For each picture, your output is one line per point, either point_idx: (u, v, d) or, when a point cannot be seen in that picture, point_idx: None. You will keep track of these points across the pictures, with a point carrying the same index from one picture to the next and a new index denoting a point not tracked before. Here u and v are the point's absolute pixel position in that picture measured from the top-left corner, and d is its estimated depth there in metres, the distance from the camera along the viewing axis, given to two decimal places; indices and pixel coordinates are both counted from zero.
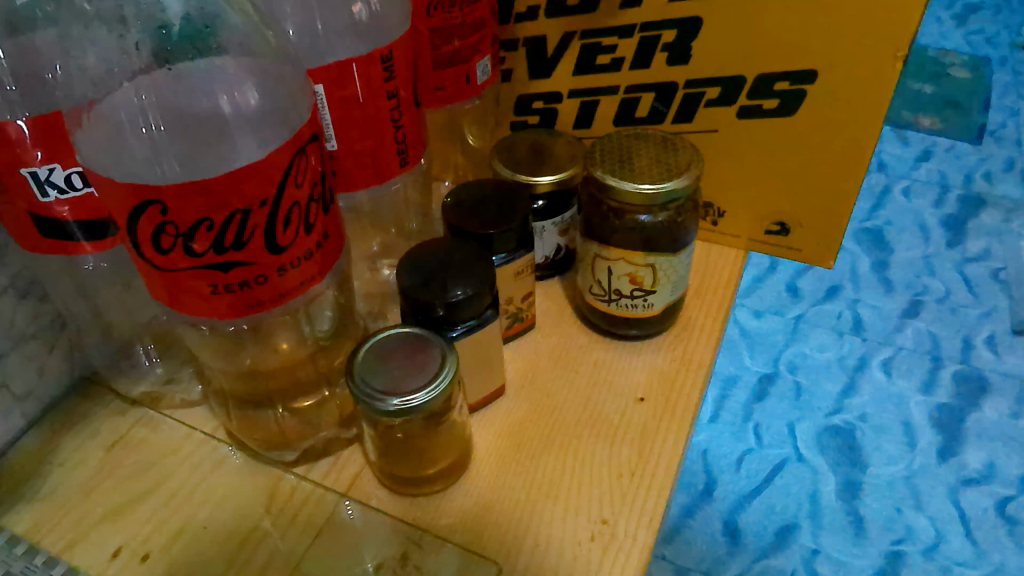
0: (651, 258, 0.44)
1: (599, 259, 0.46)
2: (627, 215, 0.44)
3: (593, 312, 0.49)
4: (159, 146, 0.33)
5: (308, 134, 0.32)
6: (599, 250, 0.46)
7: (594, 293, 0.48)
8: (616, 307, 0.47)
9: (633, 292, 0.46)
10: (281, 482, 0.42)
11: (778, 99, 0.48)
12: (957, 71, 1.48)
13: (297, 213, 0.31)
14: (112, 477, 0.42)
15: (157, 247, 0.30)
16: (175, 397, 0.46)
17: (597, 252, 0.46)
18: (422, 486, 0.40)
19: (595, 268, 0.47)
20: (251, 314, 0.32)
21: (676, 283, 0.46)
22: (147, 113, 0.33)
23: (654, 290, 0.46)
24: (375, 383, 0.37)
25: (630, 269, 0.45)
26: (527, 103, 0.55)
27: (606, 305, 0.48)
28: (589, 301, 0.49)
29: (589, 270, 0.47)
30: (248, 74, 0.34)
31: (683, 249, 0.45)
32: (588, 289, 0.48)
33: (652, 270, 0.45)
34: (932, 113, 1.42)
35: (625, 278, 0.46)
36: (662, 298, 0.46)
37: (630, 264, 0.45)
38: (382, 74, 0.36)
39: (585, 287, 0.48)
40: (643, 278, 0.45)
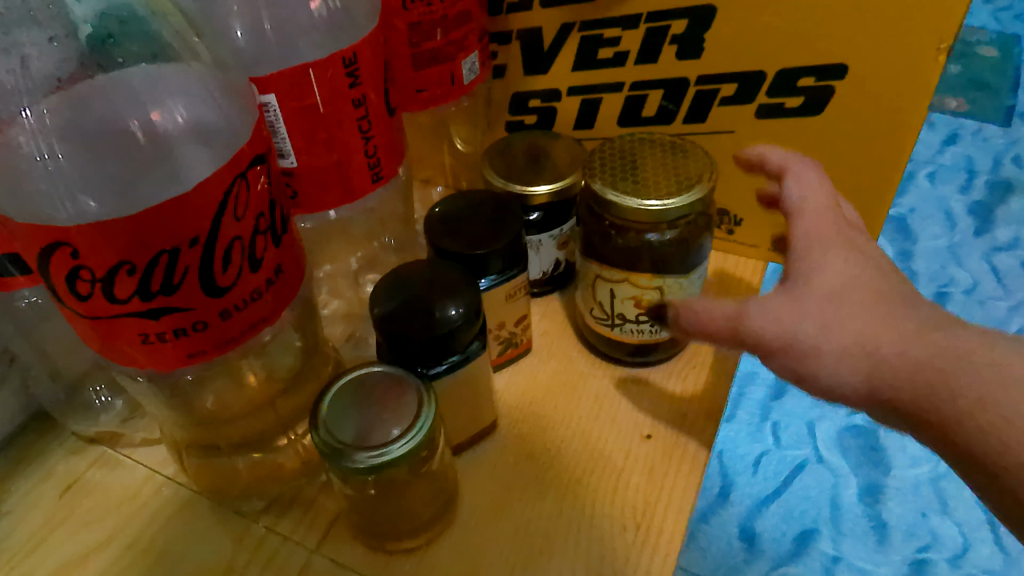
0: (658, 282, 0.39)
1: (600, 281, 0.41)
2: (630, 232, 0.39)
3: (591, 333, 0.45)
4: (68, 179, 0.27)
5: (251, 155, 0.27)
6: (598, 271, 0.41)
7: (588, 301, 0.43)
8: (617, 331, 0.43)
9: (635, 317, 0.41)
10: (247, 532, 0.37)
11: (802, 96, 0.43)
12: (985, 49, 1.41)
13: (239, 249, 0.27)
14: (65, 525, 0.38)
15: (75, 293, 0.25)
16: (136, 435, 0.42)
17: (597, 272, 0.41)
18: (398, 542, 0.36)
19: (594, 292, 0.42)
20: (192, 363, 0.28)
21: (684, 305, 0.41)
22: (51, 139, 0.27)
23: None
24: (341, 435, 0.32)
25: (635, 292, 0.40)
26: (521, 102, 0.50)
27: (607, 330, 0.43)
28: (587, 323, 0.44)
29: (587, 293, 0.43)
30: (175, 88, 0.29)
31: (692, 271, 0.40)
32: (586, 312, 0.44)
33: (658, 293, 0.40)
34: (958, 94, 1.35)
35: (629, 302, 0.41)
36: None
37: (632, 287, 0.40)
38: (345, 81, 0.32)
39: (584, 310, 0.44)
40: (648, 302, 0.40)
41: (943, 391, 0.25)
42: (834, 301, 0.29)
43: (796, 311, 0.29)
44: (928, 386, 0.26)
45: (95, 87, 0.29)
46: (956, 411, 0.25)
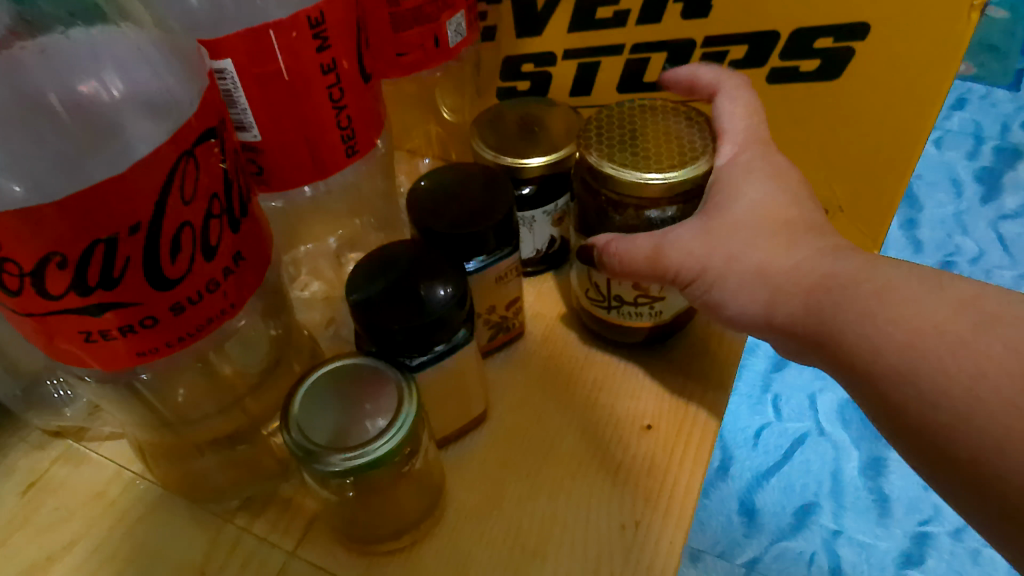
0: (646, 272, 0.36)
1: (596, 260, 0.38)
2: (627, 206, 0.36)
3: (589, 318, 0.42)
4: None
5: (199, 128, 0.24)
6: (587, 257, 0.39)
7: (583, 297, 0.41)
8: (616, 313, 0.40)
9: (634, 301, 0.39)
10: (221, 533, 0.35)
11: (819, 59, 0.39)
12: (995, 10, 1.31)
13: (189, 237, 0.24)
14: (26, 528, 0.36)
15: (5, 289, 0.23)
16: (102, 429, 0.39)
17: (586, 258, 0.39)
18: (379, 544, 0.34)
19: (591, 273, 0.39)
20: (145, 362, 0.25)
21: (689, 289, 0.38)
22: None
23: (663, 298, 0.38)
24: (315, 436, 0.30)
25: None
26: (513, 67, 0.47)
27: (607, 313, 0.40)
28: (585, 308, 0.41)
29: (581, 278, 0.40)
30: (106, 56, 0.26)
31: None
32: (585, 297, 0.41)
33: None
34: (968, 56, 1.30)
35: (627, 284, 0.38)
36: (673, 305, 0.39)
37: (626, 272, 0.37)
38: (311, 43, 0.28)
39: (581, 295, 0.41)
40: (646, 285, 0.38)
41: (847, 310, 0.27)
42: (740, 230, 0.31)
43: (709, 240, 0.32)
44: (828, 304, 0.27)
45: (8, 58, 0.25)
46: (856, 322, 0.26)
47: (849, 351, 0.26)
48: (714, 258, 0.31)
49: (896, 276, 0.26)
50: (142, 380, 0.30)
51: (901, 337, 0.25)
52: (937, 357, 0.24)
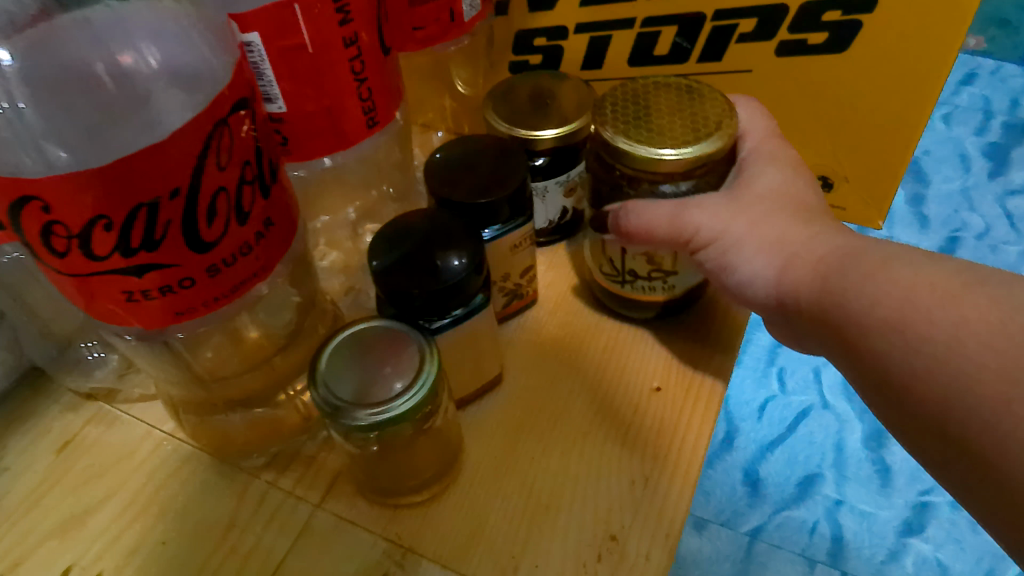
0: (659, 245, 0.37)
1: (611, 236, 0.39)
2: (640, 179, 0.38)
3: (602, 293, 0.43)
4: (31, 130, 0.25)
5: (233, 98, 0.25)
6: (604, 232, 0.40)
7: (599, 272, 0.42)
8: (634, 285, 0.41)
9: (650, 276, 0.40)
10: (248, 489, 0.37)
11: (827, 32, 0.40)
12: None
13: (225, 201, 0.25)
14: (63, 483, 0.38)
15: (52, 250, 0.24)
16: (133, 390, 0.41)
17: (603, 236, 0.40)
18: (402, 497, 0.35)
19: (605, 246, 0.40)
20: (182, 322, 0.27)
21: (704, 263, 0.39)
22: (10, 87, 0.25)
23: (675, 271, 0.40)
24: (342, 393, 0.31)
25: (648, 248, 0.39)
26: (525, 40, 0.47)
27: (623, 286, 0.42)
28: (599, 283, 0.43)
29: (596, 255, 0.42)
30: (143, 28, 0.27)
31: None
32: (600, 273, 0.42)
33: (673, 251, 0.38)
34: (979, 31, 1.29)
35: (642, 258, 0.39)
36: (684, 279, 0.40)
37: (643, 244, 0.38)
38: (334, 17, 0.29)
39: (597, 272, 0.43)
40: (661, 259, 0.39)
41: (851, 272, 0.29)
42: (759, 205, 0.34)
43: (731, 214, 0.34)
44: (839, 270, 0.29)
45: (53, 28, 0.26)
46: (859, 280, 0.28)
47: (846, 314, 0.28)
48: (729, 227, 0.34)
49: (895, 250, 0.29)
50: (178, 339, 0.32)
51: (897, 299, 0.27)
52: (927, 313, 0.26)
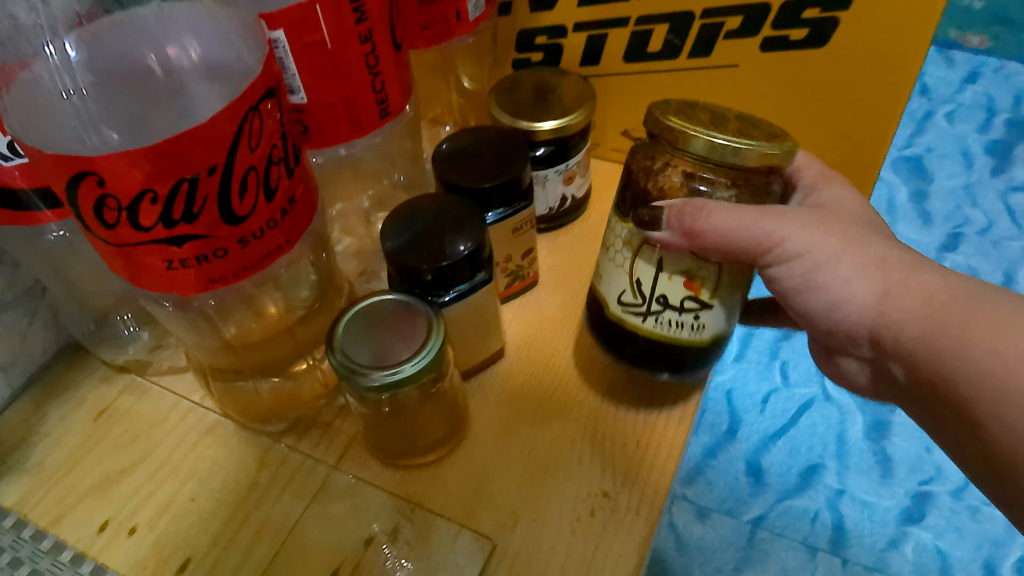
0: (693, 261, 0.34)
1: (646, 247, 0.34)
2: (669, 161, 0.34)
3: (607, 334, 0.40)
4: (90, 114, 0.28)
5: (263, 88, 0.28)
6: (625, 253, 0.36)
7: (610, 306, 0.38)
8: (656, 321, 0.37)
9: (681, 310, 0.35)
10: (270, 452, 0.40)
11: (808, 29, 0.43)
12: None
13: (254, 179, 0.28)
14: (100, 447, 0.41)
15: (102, 222, 0.27)
16: (163, 363, 0.44)
17: (630, 255, 0.35)
18: (414, 458, 0.39)
19: (634, 268, 0.36)
20: (214, 289, 0.30)
21: (735, 309, 0.35)
22: (72, 75, 0.28)
23: (710, 306, 0.35)
24: (359, 358, 0.34)
25: (686, 265, 0.34)
26: (528, 38, 0.50)
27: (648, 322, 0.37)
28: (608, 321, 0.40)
29: (617, 282, 0.37)
30: (186, 25, 0.30)
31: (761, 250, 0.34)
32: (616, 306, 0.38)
33: (716, 270, 0.34)
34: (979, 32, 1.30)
35: (679, 278, 0.34)
36: (715, 319, 0.35)
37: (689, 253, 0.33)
38: (351, 16, 0.32)
39: (612, 302, 0.38)
40: (698, 286, 0.34)
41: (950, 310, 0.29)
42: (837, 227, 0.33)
43: (821, 235, 0.32)
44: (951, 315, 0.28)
45: (110, 24, 0.30)
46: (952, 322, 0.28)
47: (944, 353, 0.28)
48: (814, 255, 0.32)
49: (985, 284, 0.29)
50: (209, 305, 0.35)
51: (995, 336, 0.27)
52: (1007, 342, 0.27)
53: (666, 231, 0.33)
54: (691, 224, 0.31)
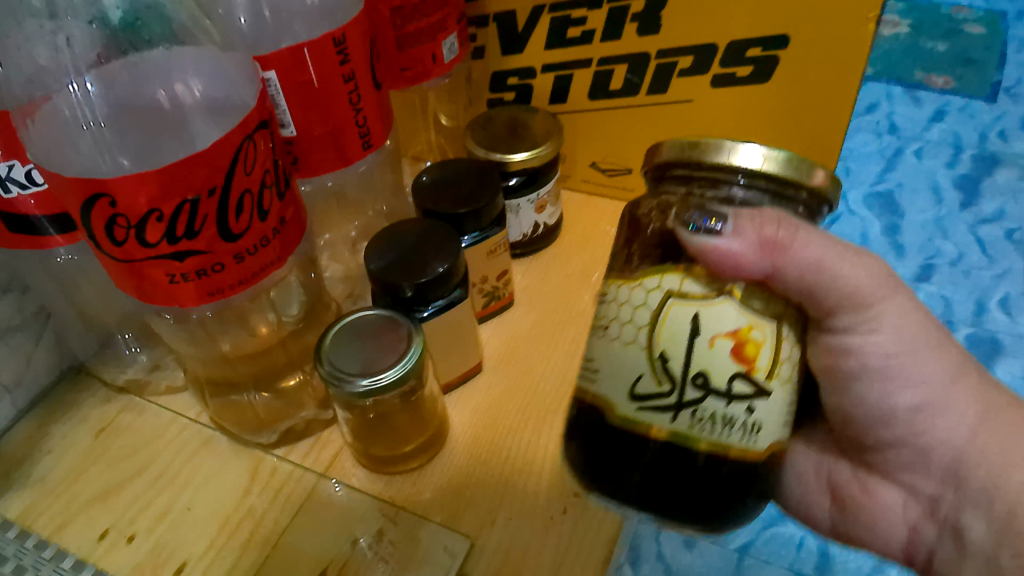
0: (749, 319, 0.27)
1: (674, 304, 0.28)
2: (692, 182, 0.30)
3: (597, 476, 0.31)
4: (104, 141, 0.32)
5: (257, 120, 0.32)
6: (639, 327, 0.28)
7: (613, 413, 0.29)
8: (658, 464, 0.29)
9: (729, 400, 0.28)
10: (262, 462, 0.43)
11: (752, 66, 0.47)
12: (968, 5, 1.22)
13: (249, 200, 0.32)
14: (100, 461, 0.43)
15: (111, 239, 0.30)
16: (160, 384, 0.47)
17: (653, 326, 0.28)
18: (399, 464, 0.42)
19: (657, 335, 0.28)
20: (213, 301, 0.33)
21: (791, 404, 0.29)
22: (90, 108, 0.32)
23: (766, 389, 0.28)
24: (345, 366, 0.37)
25: (737, 324, 0.27)
26: (500, 79, 0.55)
27: (648, 465, 0.29)
28: (598, 463, 0.30)
29: (631, 368, 0.28)
30: (190, 63, 0.34)
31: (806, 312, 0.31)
32: (609, 442, 0.30)
33: (776, 328, 0.28)
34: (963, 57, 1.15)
35: (723, 348, 0.27)
36: (773, 412, 0.28)
37: (746, 312, 0.27)
38: (335, 58, 0.36)
39: (621, 403, 0.29)
40: (753, 360, 0.27)
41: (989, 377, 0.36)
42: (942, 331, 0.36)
43: (895, 322, 0.34)
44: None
45: (123, 63, 0.33)
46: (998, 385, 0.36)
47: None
48: (906, 346, 0.35)
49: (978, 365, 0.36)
50: (209, 316, 0.38)
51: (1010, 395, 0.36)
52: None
53: (729, 239, 0.28)
54: (772, 242, 0.29)
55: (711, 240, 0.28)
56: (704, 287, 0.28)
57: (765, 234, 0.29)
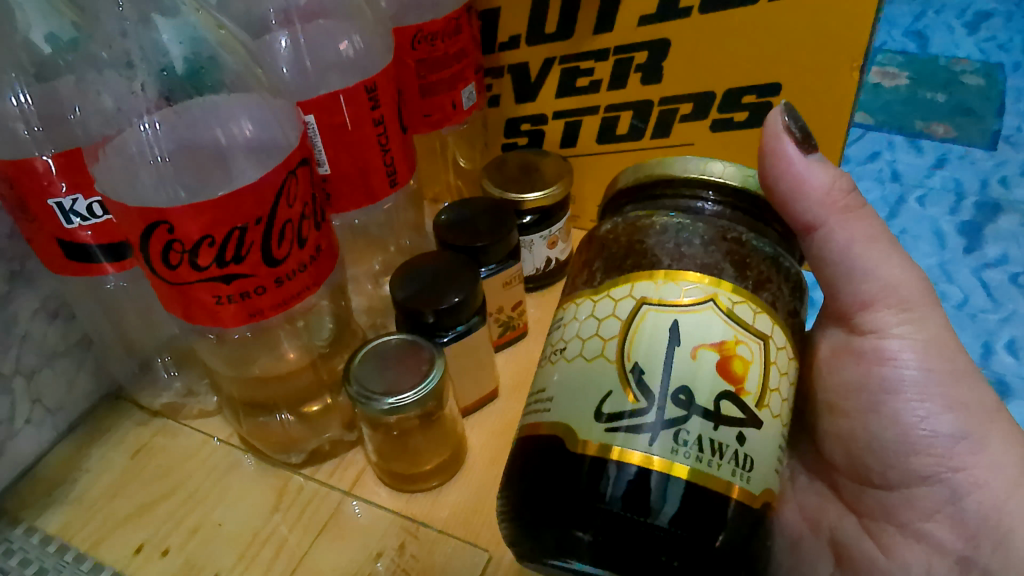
0: (735, 335, 0.30)
1: (648, 309, 0.30)
2: (664, 199, 0.36)
3: (550, 534, 0.29)
4: (166, 176, 0.36)
5: (299, 157, 0.35)
6: (608, 339, 0.31)
7: (575, 441, 0.29)
8: (620, 515, 0.28)
9: (716, 424, 0.29)
10: (288, 482, 0.45)
11: (748, 111, 0.51)
12: (1001, 53, 1.15)
13: (290, 229, 0.35)
14: (135, 481, 0.46)
15: (167, 264, 0.33)
16: (193, 408, 0.50)
17: (624, 336, 0.30)
18: (420, 482, 0.44)
19: (626, 346, 0.30)
20: (253, 322, 0.36)
21: (776, 445, 0.30)
22: (154, 145, 0.37)
23: (750, 415, 0.29)
24: (370, 386, 0.40)
25: (727, 333, 0.29)
26: (514, 125, 0.59)
27: (610, 515, 0.28)
28: (552, 516, 0.29)
29: (600, 385, 0.30)
30: (242, 106, 0.38)
31: (792, 358, 0.32)
32: (565, 491, 0.29)
33: (762, 347, 0.30)
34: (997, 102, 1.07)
35: (706, 358, 0.29)
36: (755, 443, 0.29)
37: (730, 324, 0.30)
38: (367, 103, 0.40)
39: (587, 426, 0.29)
40: (740, 381, 0.29)
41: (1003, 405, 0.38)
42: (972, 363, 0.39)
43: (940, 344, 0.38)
44: None
45: (185, 107, 0.38)
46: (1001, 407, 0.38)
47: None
48: (938, 361, 0.38)
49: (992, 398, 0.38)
50: (250, 332, 0.42)
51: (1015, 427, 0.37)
52: None
53: (810, 162, 0.36)
54: (833, 198, 0.37)
55: (792, 145, 0.36)
56: (686, 295, 0.30)
57: (832, 186, 0.37)
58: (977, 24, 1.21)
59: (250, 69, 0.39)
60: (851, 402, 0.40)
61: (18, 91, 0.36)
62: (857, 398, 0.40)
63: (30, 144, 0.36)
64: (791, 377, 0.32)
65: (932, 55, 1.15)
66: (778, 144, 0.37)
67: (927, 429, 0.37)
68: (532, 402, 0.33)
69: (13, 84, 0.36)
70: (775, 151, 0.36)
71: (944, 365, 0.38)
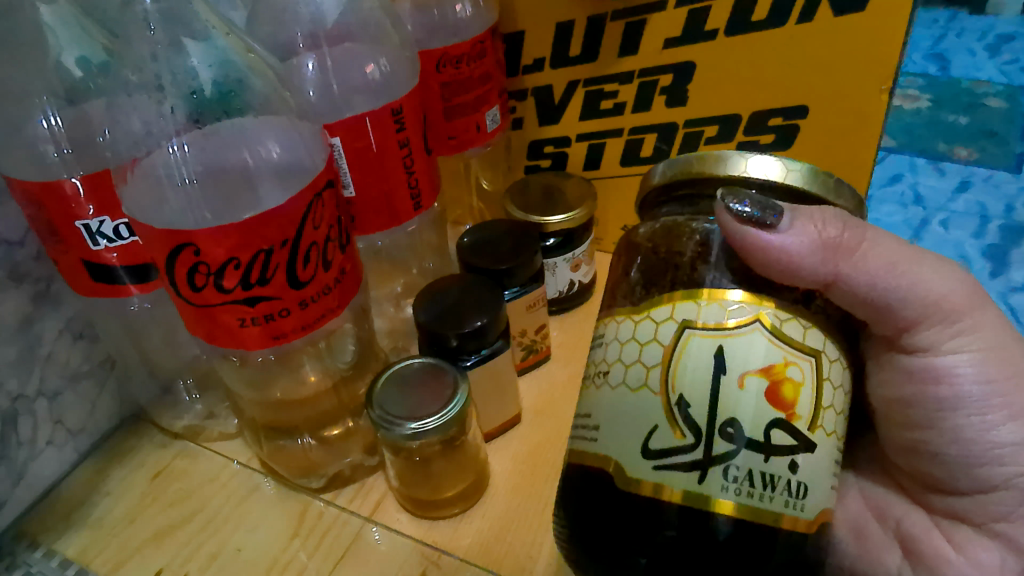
0: (783, 357, 0.28)
1: (693, 335, 0.29)
2: (704, 199, 0.36)
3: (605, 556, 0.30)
4: (193, 198, 0.37)
5: (324, 180, 0.35)
6: (653, 363, 0.30)
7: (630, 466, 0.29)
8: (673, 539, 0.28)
9: (766, 455, 0.28)
10: (309, 507, 0.44)
11: (775, 133, 0.50)
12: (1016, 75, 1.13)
13: (315, 252, 0.35)
14: (155, 505, 0.45)
15: (191, 286, 0.33)
16: (214, 430, 0.50)
17: (667, 363, 0.29)
18: (441, 509, 0.43)
19: (672, 367, 0.29)
20: (275, 345, 0.35)
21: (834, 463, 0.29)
22: (181, 168, 0.37)
23: (808, 439, 0.28)
24: (393, 410, 0.39)
25: (782, 353, 0.28)
26: (537, 147, 0.59)
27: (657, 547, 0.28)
28: (606, 540, 0.30)
29: (646, 418, 0.29)
30: (270, 129, 0.38)
31: (846, 364, 0.31)
32: (616, 517, 0.29)
33: (813, 363, 0.29)
34: None
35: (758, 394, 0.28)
36: (814, 463, 0.29)
37: (783, 346, 0.28)
38: (393, 126, 0.40)
39: (635, 464, 0.29)
40: (790, 406, 0.28)
41: None
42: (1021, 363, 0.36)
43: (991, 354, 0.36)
44: None
45: (213, 129, 0.38)
46: None
47: None
48: (1000, 369, 0.35)
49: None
50: (273, 356, 0.42)
51: None
52: None
53: (786, 232, 0.32)
54: (831, 246, 0.33)
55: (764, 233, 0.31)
56: (730, 318, 0.29)
57: (822, 239, 0.33)
58: (999, 47, 1.20)
59: (278, 92, 0.39)
60: (909, 416, 0.38)
61: (50, 114, 0.37)
62: (913, 419, 0.38)
63: (58, 168, 0.36)
64: (844, 387, 0.31)
65: (954, 77, 1.14)
66: (744, 236, 0.32)
67: (992, 440, 0.35)
68: (578, 425, 0.33)
69: (45, 107, 0.37)
70: (754, 246, 0.31)
71: (1005, 372, 0.35)
